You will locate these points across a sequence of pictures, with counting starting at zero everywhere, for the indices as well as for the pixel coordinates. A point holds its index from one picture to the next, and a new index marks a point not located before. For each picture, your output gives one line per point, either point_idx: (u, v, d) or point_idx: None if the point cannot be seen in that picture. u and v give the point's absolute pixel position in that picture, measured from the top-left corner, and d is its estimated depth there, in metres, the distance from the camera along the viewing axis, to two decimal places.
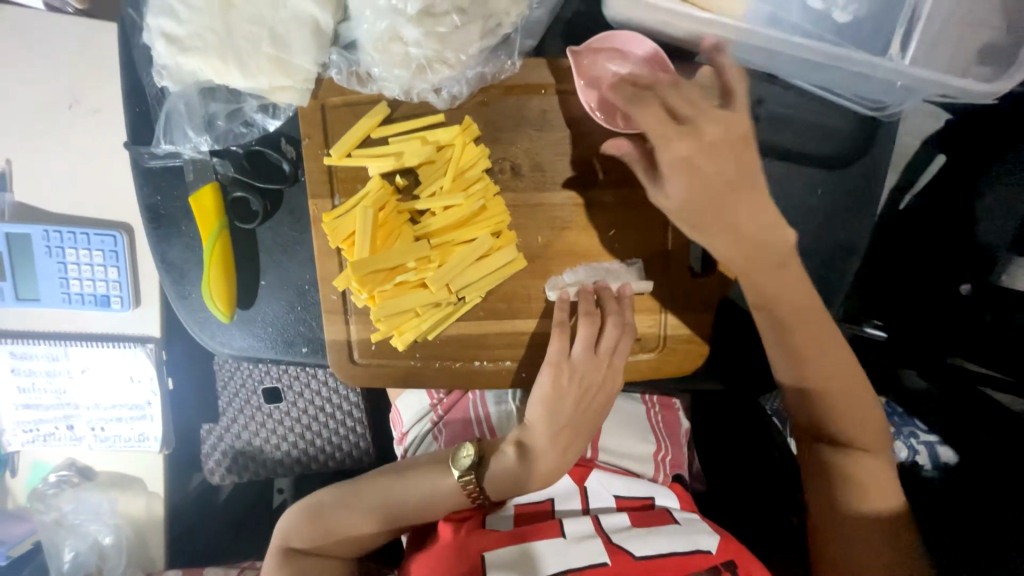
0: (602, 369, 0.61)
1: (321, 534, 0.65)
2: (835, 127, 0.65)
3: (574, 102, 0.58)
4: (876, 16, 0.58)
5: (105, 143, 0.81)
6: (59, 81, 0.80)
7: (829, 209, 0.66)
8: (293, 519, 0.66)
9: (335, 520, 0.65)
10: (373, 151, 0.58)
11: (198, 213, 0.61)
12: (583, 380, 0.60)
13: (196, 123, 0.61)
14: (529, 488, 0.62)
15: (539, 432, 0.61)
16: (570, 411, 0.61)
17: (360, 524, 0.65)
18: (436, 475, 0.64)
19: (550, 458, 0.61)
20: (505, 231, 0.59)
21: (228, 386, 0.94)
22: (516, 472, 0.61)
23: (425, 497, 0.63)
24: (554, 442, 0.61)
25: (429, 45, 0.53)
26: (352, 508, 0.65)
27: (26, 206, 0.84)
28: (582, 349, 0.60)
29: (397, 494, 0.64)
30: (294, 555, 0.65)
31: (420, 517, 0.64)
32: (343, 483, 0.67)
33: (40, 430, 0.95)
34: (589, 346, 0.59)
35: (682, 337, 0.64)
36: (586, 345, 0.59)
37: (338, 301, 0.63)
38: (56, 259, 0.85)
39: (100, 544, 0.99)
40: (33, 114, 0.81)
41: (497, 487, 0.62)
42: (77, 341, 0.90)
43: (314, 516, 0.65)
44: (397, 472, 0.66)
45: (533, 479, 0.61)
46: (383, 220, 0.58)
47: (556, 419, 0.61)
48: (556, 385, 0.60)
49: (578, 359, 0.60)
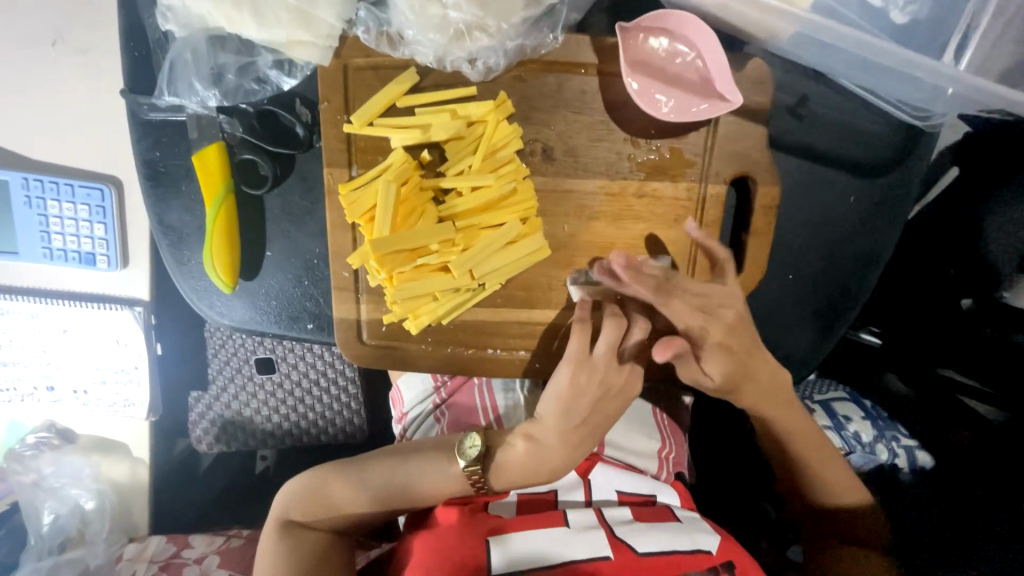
0: (623, 371, 0.59)
1: (325, 510, 0.64)
2: (874, 133, 0.63)
3: (615, 84, 0.55)
4: (934, 18, 0.55)
5: (93, 87, 0.75)
6: (41, 12, 0.72)
7: (858, 216, 0.65)
8: (295, 494, 0.64)
9: (339, 498, 0.64)
10: (398, 122, 0.54)
11: (203, 175, 0.57)
12: (601, 380, 0.59)
13: (203, 75, 0.55)
14: (535, 479, 0.61)
15: (549, 425, 0.60)
16: (586, 411, 0.59)
17: (360, 501, 0.63)
18: (444, 462, 0.62)
19: (558, 453, 0.60)
20: (532, 217, 0.57)
21: (219, 355, 0.91)
22: (523, 465, 0.60)
23: (430, 476, 0.62)
24: (565, 439, 0.60)
25: (470, 10, 0.50)
26: (356, 485, 0.63)
27: (4, 150, 0.78)
28: (604, 350, 0.58)
29: (401, 473, 0.63)
30: (296, 531, 0.63)
31: (425, 499, 0.63)
32: (346, 460, 0.65)
33: (18, 389, 0.91)
34: (611, 348, 0.58)
35: None
36: (608, 346, 0.58)
37: (350, 278, 0.60)
38: (38, 211, 0.80)
39: (81, 508, 0.97)
40: (11, 47, 0.73)
41: (502, 477, 0.61)
42: (59, 300, 0.86)
43: (314, 490, 0.64)
44: (404, 452, 0.64)
45: (544, 471, 0.60)
46: (405, 197, 0.54)
47: (571, 413, 0.59)
48: (573, 384, 0.59)
49: (598, 359, 0.58)
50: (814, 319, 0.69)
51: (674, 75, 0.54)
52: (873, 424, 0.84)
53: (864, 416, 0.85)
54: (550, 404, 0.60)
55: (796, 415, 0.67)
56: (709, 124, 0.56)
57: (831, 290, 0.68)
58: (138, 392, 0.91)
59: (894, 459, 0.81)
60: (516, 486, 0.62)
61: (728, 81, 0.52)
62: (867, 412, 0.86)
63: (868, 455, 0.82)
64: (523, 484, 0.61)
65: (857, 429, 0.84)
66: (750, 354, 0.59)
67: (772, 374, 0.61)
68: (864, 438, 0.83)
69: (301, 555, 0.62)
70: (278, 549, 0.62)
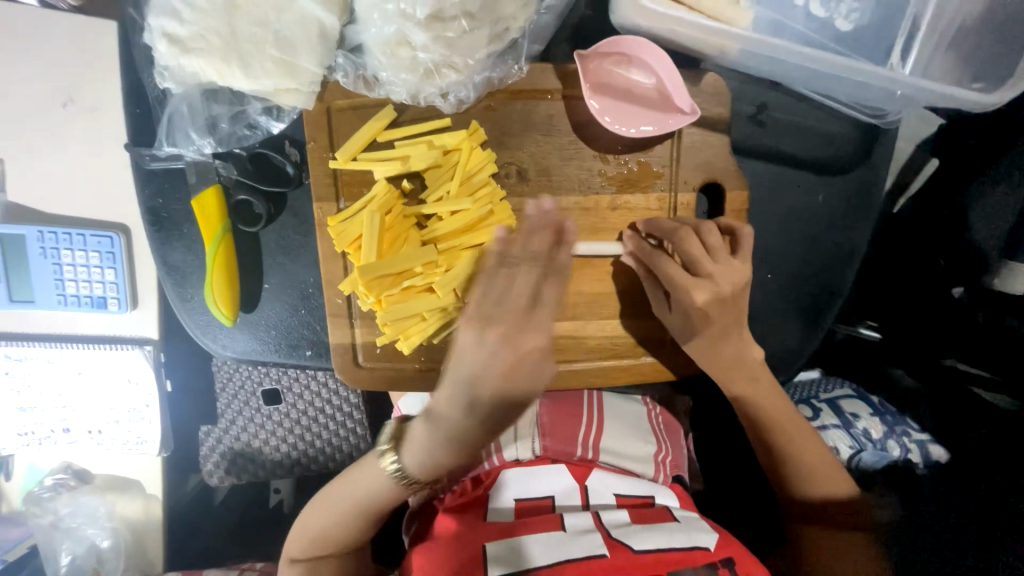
0: (533, 317, 0.53)
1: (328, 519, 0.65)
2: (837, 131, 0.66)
3: (580, 105, 0.59)
4: (876, 24, 0.59)
5: (102, 144, 0.80)
6: (51, 79, 0.78)
7: (830, 213, 0.67)
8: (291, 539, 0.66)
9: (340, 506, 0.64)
10: (379, 155, 0.57)
11: (202, 217, 0.61)
12: (499, 333, 0.52)
13: (200, 125, 0.60)
14: (437, 451, 0.56)
15: (441, 397, 0.54)
16: (481, 374, 0.52)
17: (343, 526, 0.64)
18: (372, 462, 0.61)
19: (452, 421, 0.54)
20: (512, 235, 0.59)
21: (227, 388, 0.94)
22: (426, 441, 0.56)
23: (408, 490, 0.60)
24: (456, 407, 0.53)
25: (437, 50, 0.53)
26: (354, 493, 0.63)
27: (21, 207, 0.84)
28: (497, 298, 0.53)
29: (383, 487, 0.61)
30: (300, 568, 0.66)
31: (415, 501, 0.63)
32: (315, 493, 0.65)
33: (35, 433, 0.94)
34: (516, 295, 0.53)
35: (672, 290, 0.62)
36: (508, 294, 0.53)
37: (343, 304, 0.62)
38: (52, 260, 0.85)
39: (98, 548, 0.99)
40: (25, 112, 0.79)
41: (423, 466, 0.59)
42: (75, 344, 0.90)
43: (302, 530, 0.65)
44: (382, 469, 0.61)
45: (440, 443, 0.55)
46: (389, 224, 0.57)
47: (460, 382, 0.52)
48: (460, 346, 0.52)
49: (494, 309, 0.53)
50: (795, 316, 0.70)
51: (634, 94, 0.58)
52: (882, 420, 0.84)
53: (872, 413, 0.85)
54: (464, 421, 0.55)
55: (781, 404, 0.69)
56: (673, 137, 0.60)
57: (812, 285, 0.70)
58: (149, 429, 0.95)
59: (907, 455, 0.81)
60: (432, 468, 0.58)
61: (686, 96, 0.56)
62: (875, 407, 0.86)
63: (880, 451, 0.83)
64: (434, 461, 0.57)
65: (866, 426, 0.84)
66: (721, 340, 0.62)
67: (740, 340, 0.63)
68: (874, 435, 0.83)
69: None
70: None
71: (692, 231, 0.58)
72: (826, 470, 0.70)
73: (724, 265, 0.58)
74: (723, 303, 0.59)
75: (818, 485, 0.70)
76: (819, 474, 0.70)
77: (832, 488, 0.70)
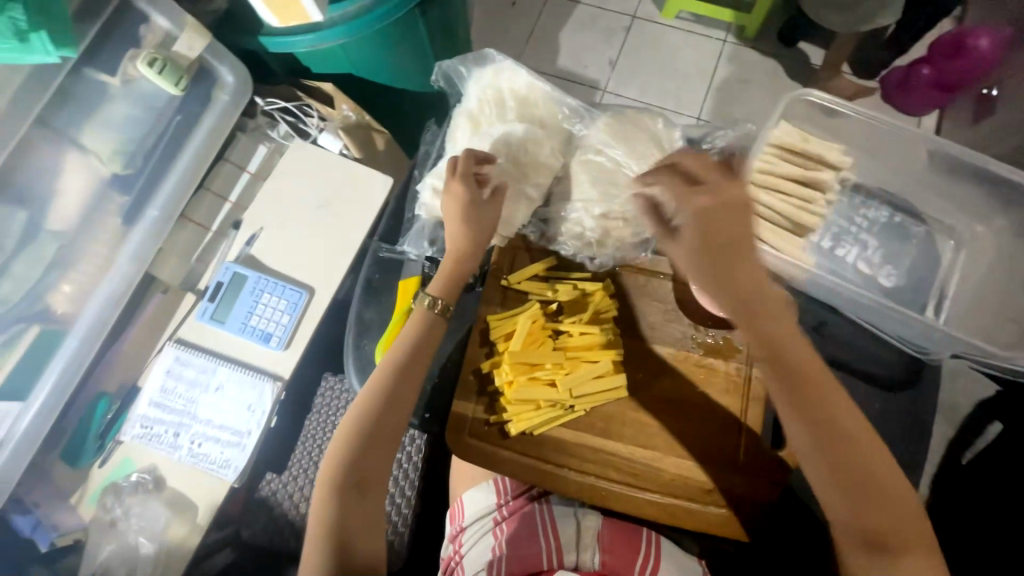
0: (452, 218, 0.79)
1: (323, 492, 0.70)
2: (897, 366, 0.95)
3: (684, 286, 0.82)
4: (908, 290, 1.01)
5: (333, 235, 1.17)
6: (322, 190, 1.19)
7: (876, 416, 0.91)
8: (362, 405, 0.74)
9: (334, 471, 0.71)
10: (538, 285, 0.83)
11: (403, 292, 0.94)
12: (460, 203, 0.78)
13: (427, 240, 0.94)
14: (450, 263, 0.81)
15: (463, 230, 0.79)
16: (461, 222, 0.79)
17: (402, 398, 0.75)
18: (422, 315, 0.79)
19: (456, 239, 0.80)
20: (619, 362, 0.78)
21: (307, 441, 1.17)
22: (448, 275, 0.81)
23: (385, 402, 0.73)
24: (460, 234, 0.79)
25: (599, 232, 0.82)
26: (344, 451, 0.72)
27: (254, 259, 1.17)
28: (469, 188, 0.78)
29: (366, 417, 0.73)
30: (357, 430, 0.73)
31: (393, 430, 0.74)
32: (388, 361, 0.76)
33: (152, 429, 1.08)
34: (474, 190, 0.78)
35: (716, 241, 0.58)
36: (469, 189, 0.78)
37: (474, 382, 0.80)
38: (253, 298, 1.13)
39: (139, 554, 1.04)
40: (295, 204, 1.19)
41: (443, 283, 0.81)
42: (228, 364, 1.12)
43: (371, 399, 0.74)
44: (364, 392, 0.75)
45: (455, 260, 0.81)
46: (534, 331, 0.78)
47: (455, 224, 0.79)
48: (457, 207, 0.78)
49: (470, 193, 0.78)
50: None
51: None
52: None
53: None
54: (466, 238, 0.79)
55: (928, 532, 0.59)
56: None
57: None
58: (239, 455, 1.07)
59: None
60: (447, 284, 0.81)
61: None
62: None
63: None
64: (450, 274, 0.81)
65: None
66: (737, 272, 0.57)
67: (754, 260, 0.58)
68: None
69: (355, 442, 0.72)
70: (344, 447, 0.73)
71: (686, 188, 0.61)
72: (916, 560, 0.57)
73: (709, 188, 0.59)
74: (718, 216, 0.58)
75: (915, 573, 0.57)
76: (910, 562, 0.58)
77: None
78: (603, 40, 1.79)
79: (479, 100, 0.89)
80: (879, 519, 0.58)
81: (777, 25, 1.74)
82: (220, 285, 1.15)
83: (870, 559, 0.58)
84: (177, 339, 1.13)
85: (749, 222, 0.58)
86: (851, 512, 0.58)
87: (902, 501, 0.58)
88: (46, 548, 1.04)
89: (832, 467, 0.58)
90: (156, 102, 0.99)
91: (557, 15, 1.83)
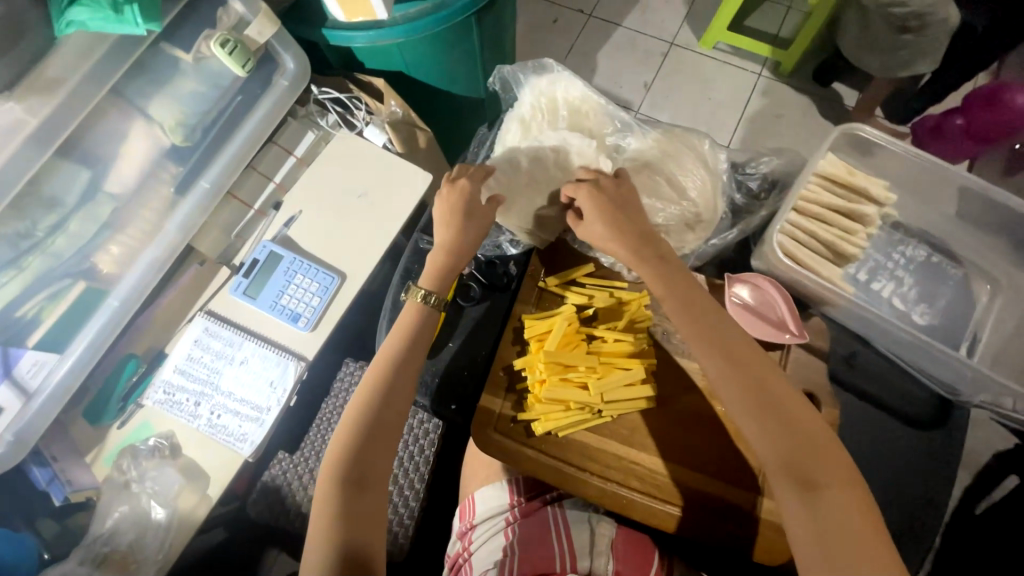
0: (448, 214, 0.81)
1: (325, 489, 0.69)
2: (925, 403, 0.98)
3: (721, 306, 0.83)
4: (938, 330, 1.03)
5: (370, 224, 1.19)
6: (362, 180, 1.22)
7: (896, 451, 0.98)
8: (360, 402, 0.75)
9: (333, 471, 0.70)
10: (574, 289, 0.85)
11: None
12: (455, 202, 0.81)
13: None
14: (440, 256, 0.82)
15: (458, 227, 0.81)
16: (455, 219, 0.81)
17: (399, 393, 0.76)
18: (414, 308, 0.81)
19: (451, 235, 0.81)
20: (650, 372, 0.79)
21: (322, 420, 1.14)
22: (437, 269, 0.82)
23: (383, 397, 0.74)
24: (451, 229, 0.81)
25: None
26: (347, 444, 0.72)
27: (291, 241, 1.19)
28: (465, 189, 0.81)
29: (365, 417, 0.73)
30: (355, 427, 0.73)
31: (392, 424, 0.75)
32: (385, 356, 0.78)
33: (173, 396, 1.09)
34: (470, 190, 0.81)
35: (607, 205, 0.76)
36: (465, 190, 0.81)
37: (504, 377, 0.81)
38: (286, 278, 1.15)
39: (148, 520, 1.03)
40: (337, 191, 1.22)
41: (433, 275, 0.82)
42: (255, 339, 1.13)
43: (369, 393, 0.75)
44: (361, 392, 0.75)
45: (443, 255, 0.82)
46: (568, 333, 0.80)
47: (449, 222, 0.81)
48: (452, 204, 0.81)
49: (466, 192, 0.81)
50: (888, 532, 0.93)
51: (758, 304, 0.83)
52: None
53: None
54: (459, 238, 0.81)
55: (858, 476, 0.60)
56: (784, 349, 0.82)
57: (891, 511, 0.94)
58: (256, 431, 1.08)
59: None
60: (435, 277, 0.82)
61: (798, 324, 0.80)
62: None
63: None
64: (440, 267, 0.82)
65: None
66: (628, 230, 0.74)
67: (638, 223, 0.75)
68: None
69: (354, 437, 0.72)
70: (342, 444, 0.72)
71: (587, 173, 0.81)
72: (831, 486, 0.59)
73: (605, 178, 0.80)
74: (617, 201, 0.77)
75: (833, 500, 0.58)
76: (826, 487, 0.59)
77: (848, 507, 0.57)
78: (644, 63, 1.83)
79: (534, 105, 0.92)
80: (790, 442, 0.61)
81: (812, 64, 1.77)
82: (256, 262, 1.17)
83: (788, 485, 0.60)
84: (208, 311, 1.15)
85: (634, 203, 0.78)
86: (771, 441, 0.62)
87: (809, 428, 0.62)
88: (60, 502, 1.04)
89: (742, 389, 0.65)
90: (221, 80, 1.03)
91: (600, 35, 1.88)
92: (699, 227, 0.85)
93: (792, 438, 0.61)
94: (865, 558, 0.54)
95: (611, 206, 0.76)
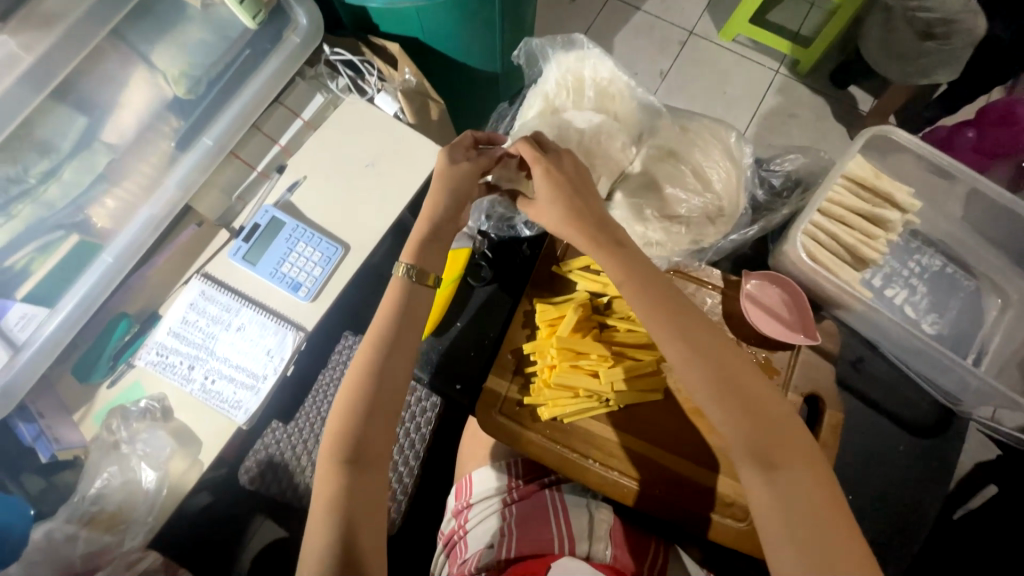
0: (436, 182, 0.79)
1: (326, 469, 0.68)
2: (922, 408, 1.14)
3: (735, 301, 0.83)
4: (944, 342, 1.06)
5: (377, 194, 1.15)
6: (371, 148, 1.18)
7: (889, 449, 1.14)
8: (357, 381, 0.72)
9: (331, 453, 0.68)
10: (589, 276, 0.83)
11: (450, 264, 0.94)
12: (450, 171, 0.79)
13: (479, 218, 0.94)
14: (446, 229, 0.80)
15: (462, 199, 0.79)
16: (450, 191, 0.79)
17: (397, 373, 0.72)
18: (408, 286, 0.77)
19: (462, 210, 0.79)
20: (663, 364, 0.78)
21: (319, 390, 1.12)
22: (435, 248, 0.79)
23: (377, 378, 0.71)
24: (451, 204, 0.78)
25: (659, 234, 0.83)
26: (346, 424, 0.70)
27: (294, 207, 1.15)
28: (451, 158, 0.80)
29: (361, 399, 0.70)
30: (352, 408, 0.70)
31: (391, 403, 0.72)
32: (378, 333, 0.74)
33: (167, 358, 1.06)
34: (454, 159, 0.80)
35: (558, 181, 0.72)
36: (451, 158, 0.80)
37: (511, 360, 0.81)
38: (287, 245, 1.12)
39: (136, 482, 1.01)
40: (345, 158, 1.17)
41: (417, 250, 0.78)
42: (253, 306, 1.09)
43: (365, 373, 0.72)
44: (354, 372, 0.72)
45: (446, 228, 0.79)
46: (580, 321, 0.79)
47: (449, 194, 0.79)
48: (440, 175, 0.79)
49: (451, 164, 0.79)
50: None
51: (772, 298, 0.83)
52: None
53: None
54: None
55: (822, 457, 0.58)
56: (794, 350, 0.81)
57: None
58: (251, 399, 1.05)
59: None
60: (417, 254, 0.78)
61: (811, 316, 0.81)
62: None
63: None
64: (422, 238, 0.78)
65: None
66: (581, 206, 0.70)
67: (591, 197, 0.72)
68: None
69: (350, 418, 0.70)
70: (338, 424, 0.70)
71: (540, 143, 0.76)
72: (799, 470, 0.56)
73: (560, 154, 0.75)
74: (571, 181, 0.73)
75: (802, 483, 0.56)
76: (795, 472, 0.56)
77: (817, 492, 0.55)
78: (666, 49, 1.79)
79: (559, 82, 0.88)
80: (758, 431, 0.58)
81: (832, 64, 1.74)
82: (257, 227, 1.13)
83: (755, 472, 0.57)
84: (204, 274, 1.12)
85: (588, 182, 0.74)
86: (737, 427, 0.58)
87: (778, 413, 0.59)
88: (47, 459, 1.02)
89: (711, 377, 0.60)
90: (229, 30, 0.98)
91: (624, 17, 1.82)
92: (719, 221, 0.85)
93: (760, 427, 0.58)
94: (834, 543, 0.53)
95: (564, 184, 0.72)
